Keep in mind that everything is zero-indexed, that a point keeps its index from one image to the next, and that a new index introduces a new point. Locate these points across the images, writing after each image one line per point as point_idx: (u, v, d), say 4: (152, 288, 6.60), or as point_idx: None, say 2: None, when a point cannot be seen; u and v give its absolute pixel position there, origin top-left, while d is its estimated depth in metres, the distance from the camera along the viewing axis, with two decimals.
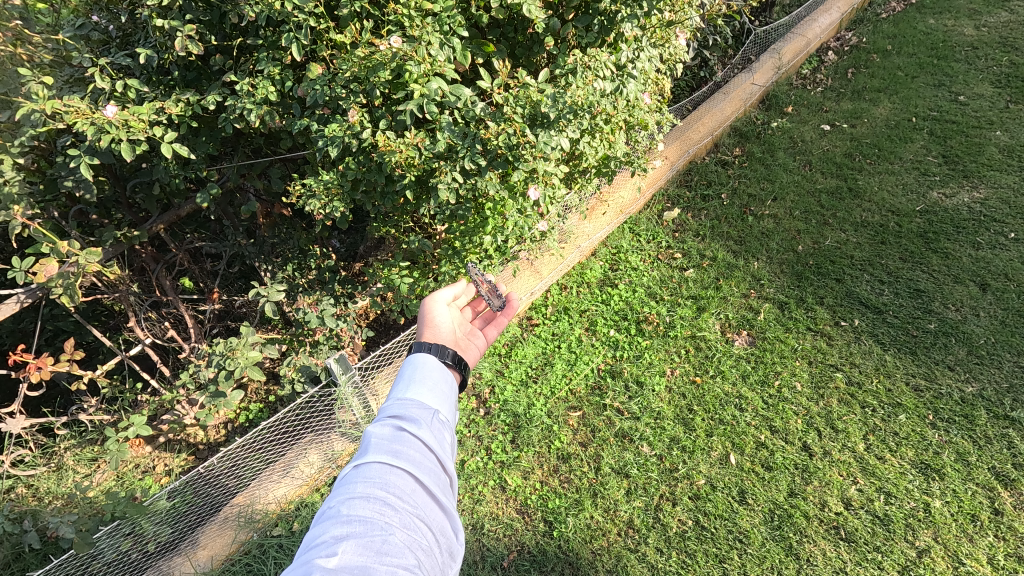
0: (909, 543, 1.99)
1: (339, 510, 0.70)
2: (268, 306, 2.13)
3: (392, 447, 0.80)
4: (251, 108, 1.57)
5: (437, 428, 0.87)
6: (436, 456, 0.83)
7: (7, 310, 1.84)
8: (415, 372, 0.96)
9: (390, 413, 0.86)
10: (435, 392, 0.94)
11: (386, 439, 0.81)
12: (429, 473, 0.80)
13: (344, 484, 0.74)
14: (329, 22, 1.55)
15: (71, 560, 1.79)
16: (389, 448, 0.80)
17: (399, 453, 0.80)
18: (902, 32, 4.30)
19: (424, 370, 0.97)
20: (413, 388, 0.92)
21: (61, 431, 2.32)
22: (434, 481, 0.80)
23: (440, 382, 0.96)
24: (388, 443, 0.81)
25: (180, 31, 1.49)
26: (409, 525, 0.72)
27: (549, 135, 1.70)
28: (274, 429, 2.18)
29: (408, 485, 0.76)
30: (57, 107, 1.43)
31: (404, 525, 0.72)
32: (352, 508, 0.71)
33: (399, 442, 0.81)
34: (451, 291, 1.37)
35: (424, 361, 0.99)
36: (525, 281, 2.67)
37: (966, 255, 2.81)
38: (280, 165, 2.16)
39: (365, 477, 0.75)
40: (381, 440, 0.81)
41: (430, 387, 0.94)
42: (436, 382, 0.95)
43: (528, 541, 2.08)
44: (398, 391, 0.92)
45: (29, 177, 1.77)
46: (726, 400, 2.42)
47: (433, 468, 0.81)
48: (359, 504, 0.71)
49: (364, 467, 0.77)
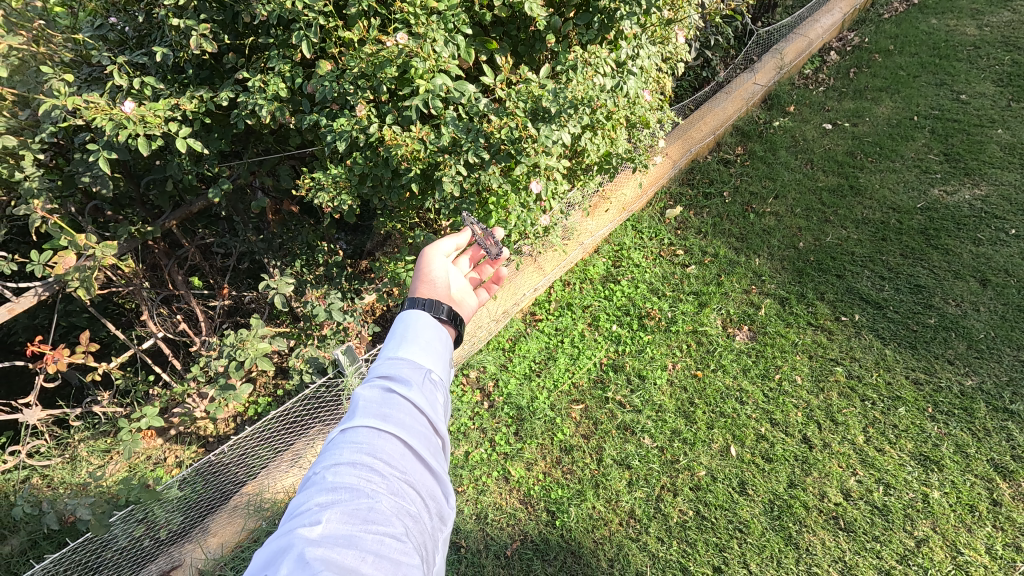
0: (907, 534, 2.01)
1: (325, 477, 0.73)
2: (277, 298, 2.19)
3: (380, 411, 0.83)
4: (262, 104, 1.62)
5: (427, 389, 0.90)
6: (427, 418, 0.86)
7: (25, 304, 1.90)
8: (408, 328, 0.97)
9: (380, 373, 0.88)
10: (429, 349, 0.96)
11: (375, 403, 0.83)
12: (418, 437, 0.82)
13: (331, 451, 0.77)
14: (338, 20, 1.61)
15: (87, 544, 1.85)
16: (377, 412, 0.82)
17: (387, 418, 0.82)
18: (904, 32, 4.32)
19: (418, 326, 0.98)
20: (406, 347, 0.94)
21: (75, 423, 2.38)
22: (423, 445, 0.82)
23: (434, 339, 0.98)
24: (377, 407, 0.83)
25: (195, 30, 1.55)
26: (397, 491, 0.75)
27: (551, 128, 1.78)
28: (282, 420, 2.22)
29: (396, 450, 0.79)
30: (78, 103, 1.49)
31: (391, 490, 0.74)
32: (338, 475, 0.73)
33: (388, 405, 0.84)
34: (455, 244, 1.29)
35: (419, 316, 1.00)
36: (528, 277, 2.73)
37: (967, 251, 2.83)
38: (289, 162, 2.21)
39: (351, 443, 0.78)
40: (370, 404, 0.83)
41: (423, 345, 0.95)
42: (430, 338, 0.97)
43: (531, 530, 2.11)
44: (390, 349, 0.94)
45: (47, 174, 1.83)
46: (727, 393, 2.45)
47: (422, 431, 0.84)
48: (346, 470, 0.74)
49: (352, 433, 0.79)
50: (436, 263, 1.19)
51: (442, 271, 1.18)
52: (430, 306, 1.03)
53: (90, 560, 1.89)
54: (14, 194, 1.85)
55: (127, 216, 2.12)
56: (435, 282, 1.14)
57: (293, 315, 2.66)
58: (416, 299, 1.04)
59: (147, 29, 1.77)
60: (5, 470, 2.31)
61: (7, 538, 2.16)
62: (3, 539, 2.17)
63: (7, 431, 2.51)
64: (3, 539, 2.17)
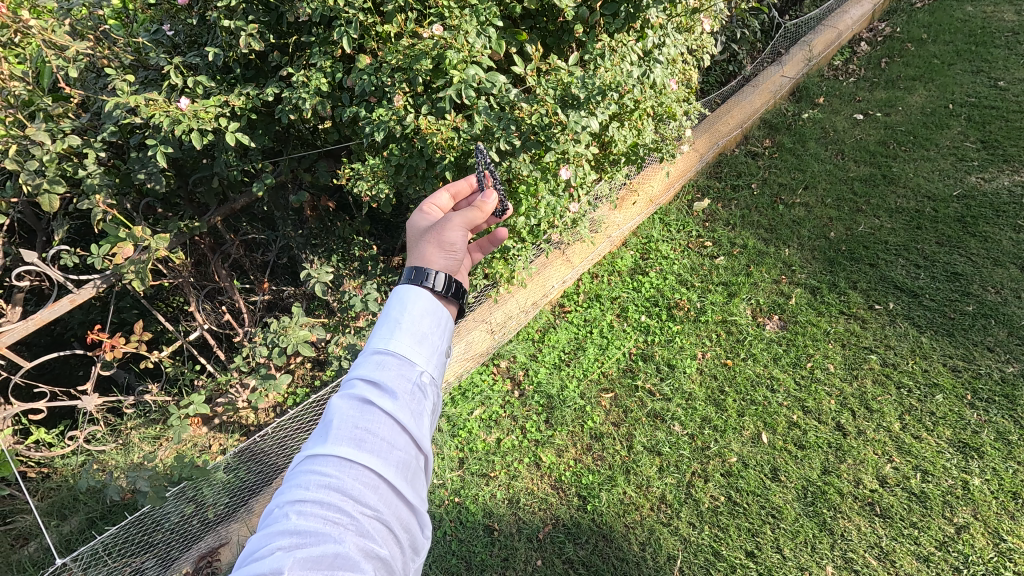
0: (947, 520, 2.00)
1: (289, 517, 0.75)
2: (317, 286, 2.31)
3: (356, 432, 0.84)
4: (305, 97, 1.73)
5: (412, 402, 0.90)
6: (408, 438, 0.87)
7: (86, 296, 2.02)
8: (399, 320, 0.96)
9: (361, 384, 0.89)
10: (419, 349, 0.96)
11: (352, 423, 0.85)
12: (393, 465, 0.84)
13: (300, 483, 0.79)
14: (376, 16, 1.70)
15: (142, 519, 1.98)
16: (351, 436, 0.83)
17: (361, 443, 0.83)
18: (938, 20, 4.23)
19: (411, 319, 0.97)
20: (394, 347, 0.94)
21: (128, 410, 2.51)
22: (400, 473, 0.84)
23: (426, 334, 0.97)
24: (351, 429, 0.84)
25: (243, 30, 1.67)
26: (366, 531, 0.77)
27: (579, 115, 1.83)
28: (321, 404, 2.29)
29: (369, 483, 0.81)
30: (140, 101, 1.62)
31: (360, 530, 0.77)
32: (303, 516, 0.75)
33: (363, 426, 0.85)
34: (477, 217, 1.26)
35: (413, 308, 0.98)
36: (557, 269, 2.77)
37: (1007, 238, 2.77)
38: (327, 157, 2.31)
39: (320, 475, 0.79)
40: (345, 424, 0.85)
41: (413, 344, 0.95)
42: (422, 335, 0.97)
43: (562, 515, 2.14)
44: (377, 349, 0.93)
45: (107, 172, 1.96)
46: (758, 381, 2.45)
47: (399, 457, 0.85)
48: (312, 510, 0.76)
49: (322, 463, 0.81)
50: (461, 233, 1.19)
51: (468, 241, 1.20)
52: (427, 277, 1.04)
53: (142, 536, 2.00)
54: (77, 190, 1.99)
55: (178, 212, 2.24)
56: (459, 250, 1.17)
57: (330, 308, 2.74)
58: (420, 269, 1.06)
59: (199, 33, 1.89)
60: (65, 454, 2.45)
61: (69, 517, 2.30)
62: (64, 518, 2.30)
63: (64, 419, 2.65)
64: (63, 518, 2.30)
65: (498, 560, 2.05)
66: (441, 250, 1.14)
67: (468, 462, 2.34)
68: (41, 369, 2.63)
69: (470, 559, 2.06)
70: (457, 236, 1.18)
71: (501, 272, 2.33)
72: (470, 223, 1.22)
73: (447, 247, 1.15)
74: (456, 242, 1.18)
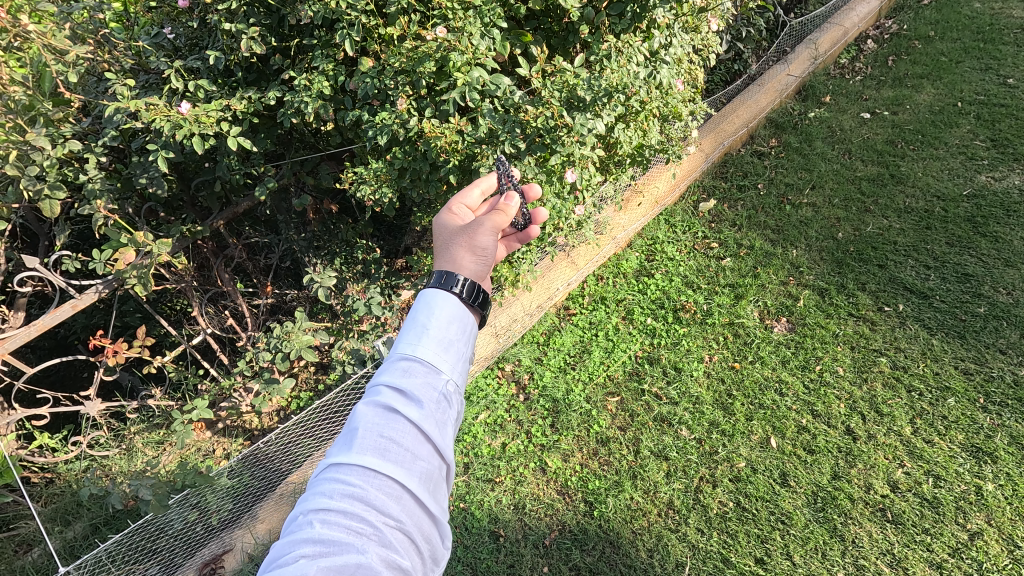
0: (959, 526, 1.97)
1: (313, 525, 0.73)
2: (321, 290, 2.30)
3: (380, 440, 0.82)
4: (307, 100, 1.70)
5: (437, 411, 0.87)
6: (431, 447, 0.85)
7: (88, 301, 1.98)
8: (426, 324, 0.94)
9: (385, 390, 0.87)
10: (444, 353, 0.93)
11: (376, 432, 0.82)
12: (417, 475, 0.81)
13: (321, 491, 0.77)
14: (379, 18, 1.68)
15: (145, 528, 1.93)
16: (375, 446, 0.81)
17: (385, 452, 0.81)
18: (946, 17, 4.19)
19: (435, 322, 0.94)
20: (419, 351, 0.91)
21: (131, 415, 2.49)
22: (423, 482, 0.82)
23: (452, 341, 0.94)
24: (376, 438, 0.82)
25: (245, 33, 1.66)
26: (389, 542, 0.75)
27: (585, 117, 1.80)
28: (326, 411, 2.25)
29: (394, 492, 0.79)
30: (141, 106, 1.60)
31: (383, 541, 0.74)
32: (327, 525, 0.73)
33: (386, 433, 0.83)
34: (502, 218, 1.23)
35: (437, 311, 0.96)
36: (561, 272, 2.74)
37: (1018, 238, 2.73)
38: (329, 159, 2.29)
39: (344, 484, 0.77)
40: (369, 431, 0.83)
41: (438, 348, 0.92)
42: (448, 339, 0.94)
43: (569, 520, 2.12)
44: (402, 352, 0.91)
45: (108, 177, 1.95)
46: (766, 384, 2.42)
47: (422, 466, 0.83)
48: (335, 519, 0.74)
49: (346, 470, 0.79)
50: (490, 238, 1.16)
51: (497, 247, 1.17)
52: (455, 281, 1.00)
53: (146, 545, 1.96)
54: (79, 195, 1.97)
55: (180, 216, 2.22)
56: (488, 254, 1.13)
57: (333, 311, 2.72)
58: (449, 272, 1.02)
59: (200, 35, 1.87)
60: (68, 460, 2.44)
61: (72, 523, 2.28)
62: (68, 524, 2.28)
63: (68, 423, 2.64)
64: (67, 524, 2.29)
65: (504, 566, 2.03)
66: (472, 254, 1.10)
67: (473, 466, 2.31)
68: (46, 374, 2.64)
69: (475, 565, 2.03)
70: (487, 240, 1.15)
71: (506, 275, 2.31)
72: (499, 225, 1.19)
73: (477, 251, 1.11)
74: (486, 247, 1.14)
